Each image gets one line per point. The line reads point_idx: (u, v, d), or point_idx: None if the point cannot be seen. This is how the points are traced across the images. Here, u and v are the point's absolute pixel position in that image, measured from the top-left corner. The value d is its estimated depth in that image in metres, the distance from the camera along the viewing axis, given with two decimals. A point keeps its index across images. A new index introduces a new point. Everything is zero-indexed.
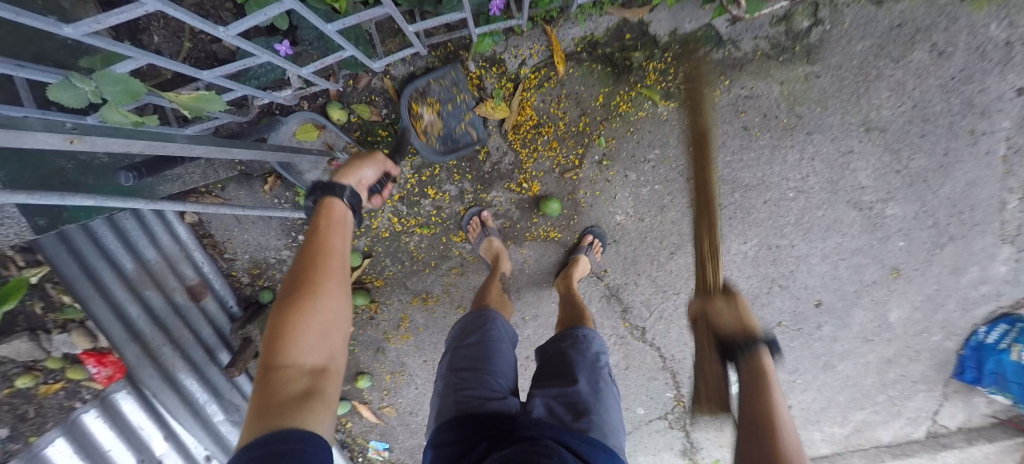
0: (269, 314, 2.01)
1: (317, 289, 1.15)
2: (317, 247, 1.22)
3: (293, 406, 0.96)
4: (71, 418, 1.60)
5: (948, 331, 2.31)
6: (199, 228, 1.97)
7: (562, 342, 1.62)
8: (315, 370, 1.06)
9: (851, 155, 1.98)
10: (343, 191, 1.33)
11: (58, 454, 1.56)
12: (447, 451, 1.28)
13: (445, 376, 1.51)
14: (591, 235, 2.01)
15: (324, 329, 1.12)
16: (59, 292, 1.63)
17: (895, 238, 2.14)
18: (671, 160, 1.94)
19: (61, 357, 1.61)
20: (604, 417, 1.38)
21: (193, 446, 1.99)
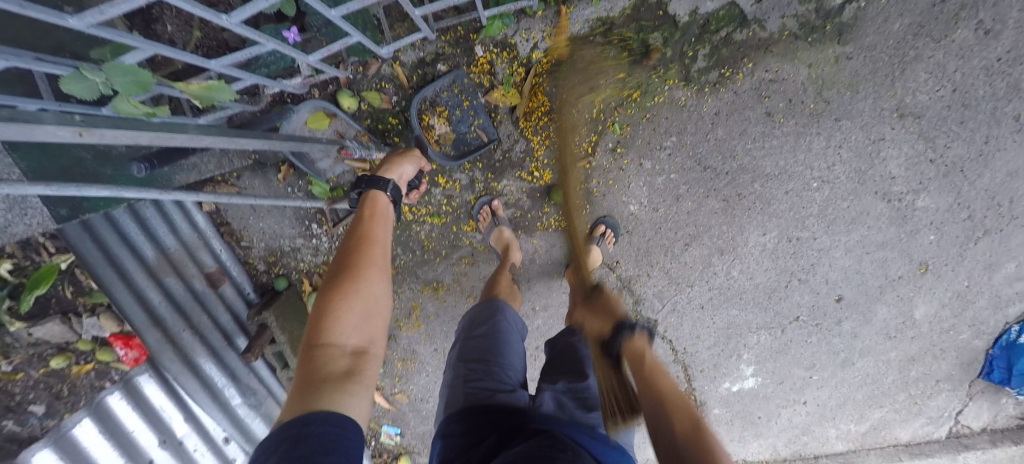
0: (284, 300, 2.03)
1: (360, 274, 1.24)
2: (362, 235, 1.34)
3: (336, 382, 1.02)
4: (95, 400, 1.75)
5: (978, 330, 2.21)
6: (216, 215, 2.01)
7: (570, 336, 1.60)
8: (356, 351, 1.12)
9: (882, 143, 1.87)
10: (387, 185, 1.48)
11: (84, 433, 1.72)
12: (455, 442, 1.27)
13: (454, 367, 1.50)
14: (604, 226, 1.95)
15: (365, 313, 1.18)
16: (86, 279, 1.82)
17: (926, 232, 2.03)
18: (689, 147, 1.86)
19: (91, 339, 1.85)
20: (616, 412, 1.35)
21: (212, 428, 2.02)
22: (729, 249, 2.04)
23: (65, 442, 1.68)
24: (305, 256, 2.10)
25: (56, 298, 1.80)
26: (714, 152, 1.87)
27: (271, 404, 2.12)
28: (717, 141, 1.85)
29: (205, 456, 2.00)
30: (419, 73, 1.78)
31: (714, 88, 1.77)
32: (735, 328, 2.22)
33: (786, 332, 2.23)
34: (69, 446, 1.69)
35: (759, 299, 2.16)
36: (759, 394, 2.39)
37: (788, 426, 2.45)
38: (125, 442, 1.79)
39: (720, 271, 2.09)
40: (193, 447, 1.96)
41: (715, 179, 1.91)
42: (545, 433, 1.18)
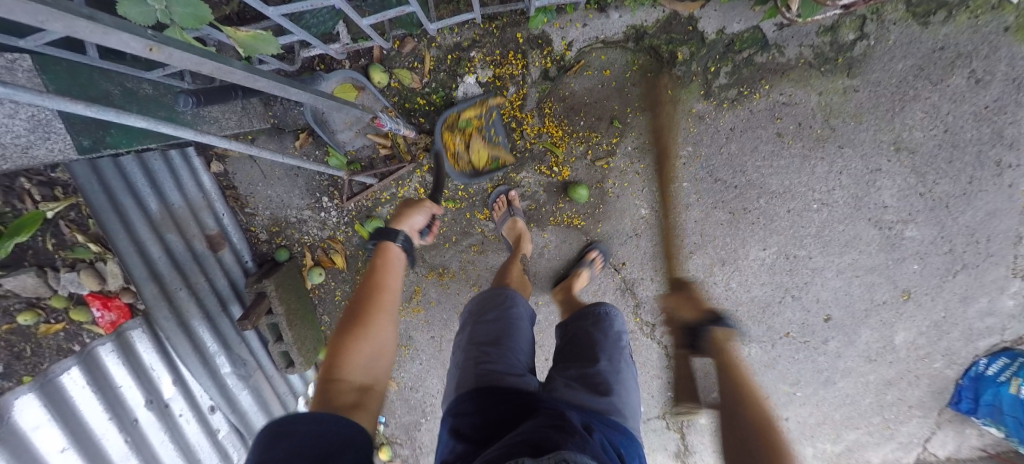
0: (283, 271, 2.02)
1: (370, 317, 1.26)
2: (372, 280, 1.35)
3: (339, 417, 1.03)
4: (87, 351, 1.66)
5: (950, 360, 2.35)
6: (222, 179, 1.96)
7: (580, 323, 1.61)
8: (359, 388, 1.14)
9: (878, 173, 2.00)
10: (398, 236, 1.45)
11: (71, 383, 1.62)
12: (466, 421, 1.27)
13: (466, 350, 1.51)
14: (594, 251, 2.04)
15: (371, 354, 1.20)
16: (72, 233, 1.70)
17: (911, 260, 2.17)
18: (703, 158, 1.94)
19: (66, 296, 1.71)
20: (625, 399, 1.37)
21: (198, 395, 1.93)
22: (730, 260, 2.13)
23: (50, 389, 1.58)
24: (311, 230, 2.09)
25: (31, 249, 1.66)
26: (725, 166, 1.96)
27: (260, 377, 2.05)
28: (729, 155, 1.94)
29: (189, 422, 1.90)
30: (452, 56, 1.82)
31: (731, 105, 1.87)
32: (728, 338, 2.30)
33: (775, 346, 2.33)
34: (54, 394, 1.59)
35: (754, 312, 2.24)
36: None
37: None
38: (110, 397, 1.70)
39: (720, 282, 2.17)
40: (178, 411, 1.87)
41: (724, 191, 2.00)
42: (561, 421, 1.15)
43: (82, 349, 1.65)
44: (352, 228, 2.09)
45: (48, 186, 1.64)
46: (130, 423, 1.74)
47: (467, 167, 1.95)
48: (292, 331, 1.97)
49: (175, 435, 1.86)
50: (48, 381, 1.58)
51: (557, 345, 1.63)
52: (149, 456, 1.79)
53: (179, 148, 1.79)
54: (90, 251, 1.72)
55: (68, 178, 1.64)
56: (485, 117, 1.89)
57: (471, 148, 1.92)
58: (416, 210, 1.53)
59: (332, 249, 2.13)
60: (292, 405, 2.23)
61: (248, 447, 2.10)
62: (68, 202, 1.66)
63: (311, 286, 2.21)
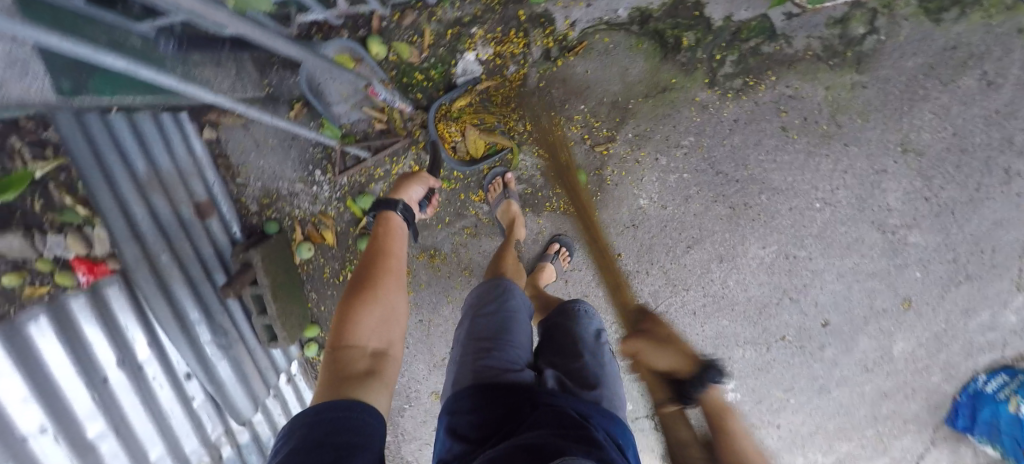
0: (273, 244, 1.98)
1: (379, 282, 1.29)
2: (378, 249, 1.40)
3: (358, 380, 1.06)
4: (55, 300, 1.37)
5: (947, 374, 2.28)
6: (214, 146, 1.98)
7: (565, 321, 1.56)
8: (375, 352, 1.16)
9: (883, 175, 1.96)
10: (398, 205, 1.54)
11: (41, 335, 1.30)
12: (465, 420, 1.20)
13: (465, 345, 1.44)
14: (558, 244, 2.03)
15: (383, 317, 1.23)
16: (61, 196, 1.57)
17: (913, 268, 2.11)
18: (705, 149, 1.91)
19: (53, 260, 1.49)
20: (613, 393, 1.32)
21: (176, 361, 1.72)
22: (728, 257, 2.07)
23: (18, 341, 1.25)
24: (302, 203, 2.07)
25: (20, 214, 1.51)
26: (727, 158, 1.92)
27: (241, 349, 1.97)
28: (732, 147, 1.90)
29: (163, 388, 1.66)
30: (453, 31, 1.81)
31: (736, 95, 1.84)
32: (723, 338, 2.21)
33: (770, 349, 2.26)
34: (22, 348, 1.26)
35: (751, 313, 2.18)
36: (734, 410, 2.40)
37: None
38: (81, 353, 1.40)
39: (717, 279, 2.11)
40: (152, 375, 1.63)
41: (724, 184, 1.95)
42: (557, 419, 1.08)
43: (46, 297, 1.36)
44: (344, 204, 2.06)
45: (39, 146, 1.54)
46: (101, 382, 1.45)
47: (463, 157, 1.92)
48: (276, 304, 1.92)
49: (150, 401, 1.60)
50: (17, 329, 1.25)
51: (543, 341, 1.58)
52: (121, 425, 1.49)
53: (173, 112, 1.77)
54: (79, 216, 1.58)
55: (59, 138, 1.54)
56: (481, 111, 1.88)
57: (467, 137, 1.89)
58: (413, 183, 1.66)
59: (323, 225, 2.10)
60: (273, 382, 2.15)
61: (224, 420, 1.90)
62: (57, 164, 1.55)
63: (301, 261, 2.19)
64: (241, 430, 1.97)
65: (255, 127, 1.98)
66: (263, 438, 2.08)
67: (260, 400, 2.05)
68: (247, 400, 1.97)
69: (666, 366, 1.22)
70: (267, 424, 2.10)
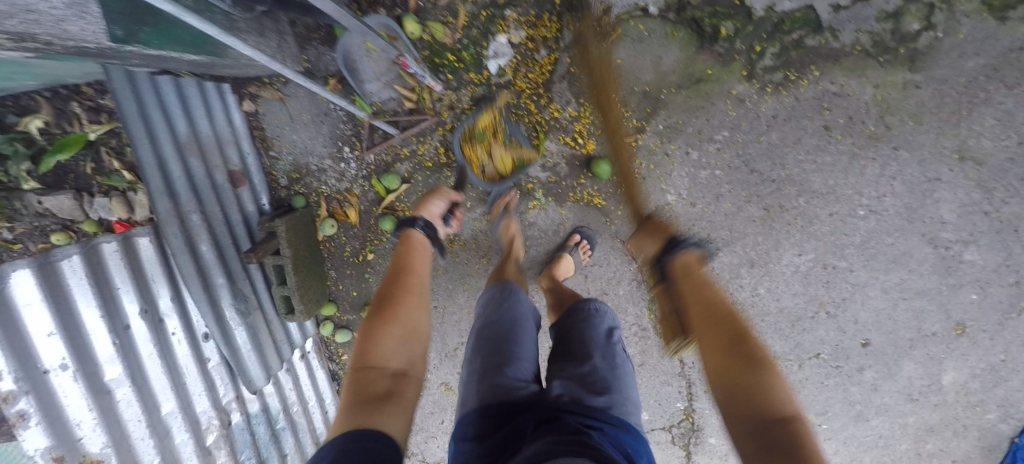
0: (297, 217, 2.01)
1: (400, 301, 1.35)
2: (401, 268, 1.48)
3: (376, 402, 1.06)
4: (92, 243, 1.55)
5: (1005, 412, 2.06)
6: (252, 119, 2.04)
7: (575, 322, 1.45)
8: (395, 373, 1.18)
9: (937, 184, 1.81)
10: (420, 221, 1.63)
11: (71, 270, 1.49)
12: (468, 446, 1.12)
13: (472, 362, 1.37)
14: (580, 235, 1.96)
15: (404, 336, 1.27)
16: (110, 160, 1.83)
17: (968, 289, 1.93)
18: (739, 145, 1.82)
19: (97, 222, 1.83)
20: (624, 397, 1.24)
21: (195, 319, 1.83)
22: (760, 263, 1.96)
23: (48, 271, 1.43)
24: (329, 180, 2.11)
25: (76, 174, 1.81)
26: (763, 156, 1.83)
27: (258, 317, 1.99)
28: (769, 144, 1.81)
29: (180, 344, 1.77)
30: (486, 13, 1.81)
31: (775, 89, 1.76)
32: None
33: (802, 367, 2.11)
34: (50, 277, 1.44)
35: (783, 325, 2.05)
36: None
37: None
38: (107, 295, 1.57)
39: (746, 285, 2.00)
40: (172, 330, 1.75)
41: (759, 184, 1.86)
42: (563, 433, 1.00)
43: (82, 241, 1.54)
44: (369, 183, 2.09)
45: (94, 111, 1.78)
46: (121, 327, 1.59)
47: (494, 177, 1.89)
48: (296, 277, 1.95)
49: (167, 355, 1.72)
50: (48, 262, 1.44)
51: (555, 343, 1.48)
52: (137, 371, 1.61)
53: (215, 82, 1.85)
54: (124, 181, 1.82)
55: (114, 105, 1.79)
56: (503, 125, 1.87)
57: (495, 156, 1.86)
58: (434, 198, 1.76)
59: (347, 203, 2.13)
60: (287, 356, 2.17)
61: (236, 387, 1.96)
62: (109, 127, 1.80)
63: (323, 237, 2.20)
64: (252, 398, 2.01)
65: (291, 102, 2.02)
66: (271, 410, 2.09)
67: (273, 371, 2.05)
68: (260, 370, 1.98)
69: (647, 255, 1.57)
70: (276, 396, 2.12)
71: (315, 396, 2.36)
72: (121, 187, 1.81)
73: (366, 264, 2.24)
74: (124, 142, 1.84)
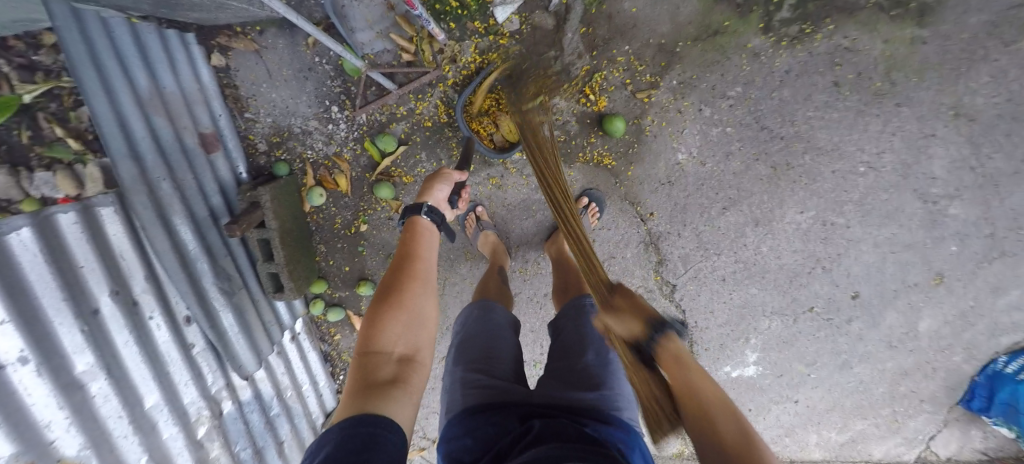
0: (282, 185, 1.83)
1: (405, 288, 1.27)
2: (407, 254, 1.38)
3: (382, 386, 1.04)
4: (44, 212, 1.20)
5: (970, 354, 2.21)
6: (222, 75, 1.80)
7: (573, 323, 1.43)
8: (400, 359, 1.14)
9: (931, 139, 1.85)
10: (422, 207, 1.46)
11: (23, 247, 1.14)
12: (459, 444, 1.08)
13: (453, 371, 1.31)
14: (588, 198, 1.91)
15: (408, 323, 1.21)
16: (50, 127, 1.58)
17: (950, 242, 2.01)
18: (751, 102, 1.80)
19: (39, 201, 1.56)
20: (618, 392, 1.18)
21: (175, 303, 1.57)
22: (764, 221, 1.98)
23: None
24: (316, 144, 1.92)
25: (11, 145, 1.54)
26: (774, 113, 1.81)
27: (243, 297, 1.82)
28: (780, 101, 1.80)
29: (161, 329, 1.51)
30: None
31: (791, 44, 1.73)
32: (749, 308, 2.17)
33: (797, 321, 2.19)
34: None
35: (780, 281, 2.11)
36: (754, 384, 2.35)
37: (774, 424, 2.44)
38: (69, 276, 1.25)
39: (750, 245, 2.03)
40: (149, 314, 1.47)
41: (768, 141, 1.85)
42: (554, 429, 0.98)
43: (31, 209, 1.19)
44: (361, 147, 1.92)
45: (28, 70, 1.54)
46: (90, 313, 1.29)
47: (500, 147, 1.83)
48: (284, 251, 1.79)
49: (147, 344, 1.45)
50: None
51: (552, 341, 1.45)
52: (112, 362, 1.33)
53: (178, 30, 1.62)
54: (69, 152, 1.58)
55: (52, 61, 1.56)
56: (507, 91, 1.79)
57: (501, 127, 1.79)
58: (438, 181, 1.56)
59: (337, 169, 1.96)
60: (277, 339, 2.02)
61: (225, 373, 1.75)
62: (47, 87, 1.55)
63: (309, 209, 2.03)
64: (243, 386, 1.83)
65: (269, 55, 1.81)
66: (265, 396, 1.93)
67: (263, 355, 1.90)
68: (250, 355, 1.83)
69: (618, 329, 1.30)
70: (268, 381, 1.96)
71: (311, 379, 2.24)
72: (67, 158, 1.55)
73: (359, 235, 2.09)
74: (67, 106, 1.60)
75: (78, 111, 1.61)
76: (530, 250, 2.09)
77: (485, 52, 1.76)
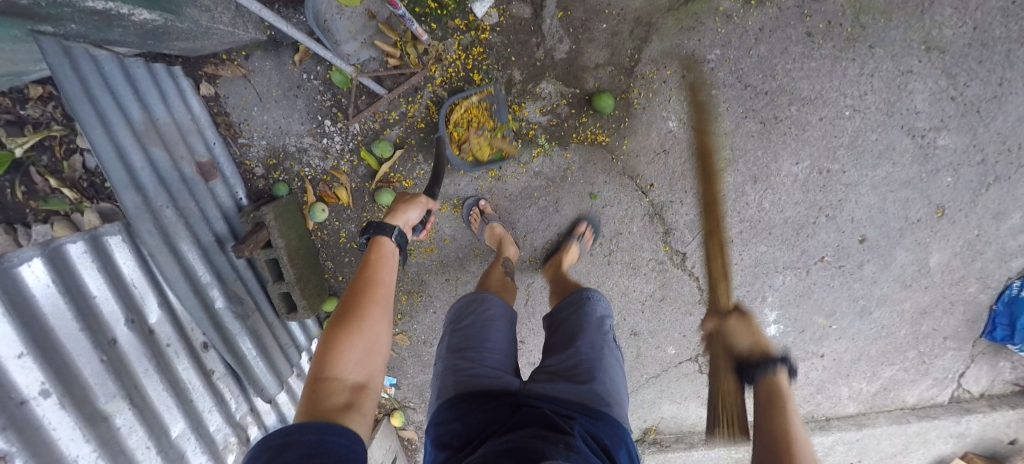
0: (283, 204, 1.84)
1: (364, 312, 1.26)
2: (366, 280, 1.37)
3: (336, 410, 1.02)
4: (53, 242, 1.19)
5: (984, 283, 2.23)
6: (213, 104, 1.84)
7: (570, 317, 1.42)
8: (355, 385, 1.12)
9: (909, 76, 1.90)
10: (393, 231, 1.53)
11: (33, 279, 1.12)
12: (448, 429, 1.13)
13: (444, 358, 1.34)
14: (582, 224, 2.00)
15: (366, 349, 1.19)
16: (44, 179, 1.58)
17: (944, 173, 2.04)
18: (731, 62, 1.85)
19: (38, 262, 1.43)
20: (608, 388, 1.20)
21: (190, 329, 1.56)
22: (762, 177, 2.01)
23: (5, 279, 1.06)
24: (313, 160, 1.95)
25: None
26: (755, 69, 1.86)
27: (258, 319, 1.82)
28: (759, 58, 1.85)
29: (180, 357, 1.48)
30: None
31: (760, 1, 1.79)
32: (761, 266, 2.18)
33: (810, 273, 2.20)
34: (12, 288, 1.07)
35: (788, 235, 2.12)
36: (778, 344, 2.34)
37: (804, 382, 2.42)
38: (85, 307, 1.24)
39: (752, 202, 2.05)
40: (166, 341, 1.46)
41: (754, 98, 1.90)
42: (541, 420, 1.03)
43: (39, 240, 1.17)
44: (358, 157, 1.95)
45: (17, 125, 1.55)
46: (107, 343, 1.27)
47: (469, 158, 1.89)
48: (293, 270, 1.79)
49: (167, 372, 1.42)
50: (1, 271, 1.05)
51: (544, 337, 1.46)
52: (134, 393, 1.30)
53: (165, 64, 1.65)
54: (65, 202, 1.58)
55: (39, 112, 1.57)
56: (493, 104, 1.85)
57: (471, 141, 1.86)
58: (410, 205, 1.64)
59: (336, 182, 1.97)
60: (296, 360, 2.00)
61: (248, 399, 1.72)
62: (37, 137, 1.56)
63: (313, 225, 2.04)
64: (267, 410, 1.81)
65: (257, 78, 1.84)
66: (290, 419, 1.92)
67: (284, 378, 1.88)
68: (271, 377, 1.80)
69: (739, 337, 1.43)
70: (291, 404, 1.95)
71: None
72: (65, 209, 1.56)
73: (365, 247, 2.09)
74: (59, 156, 1.62)
75: (70, 160, 1.63)
76: (538, 238, 2.09)
77: (469, 48, 1.81)
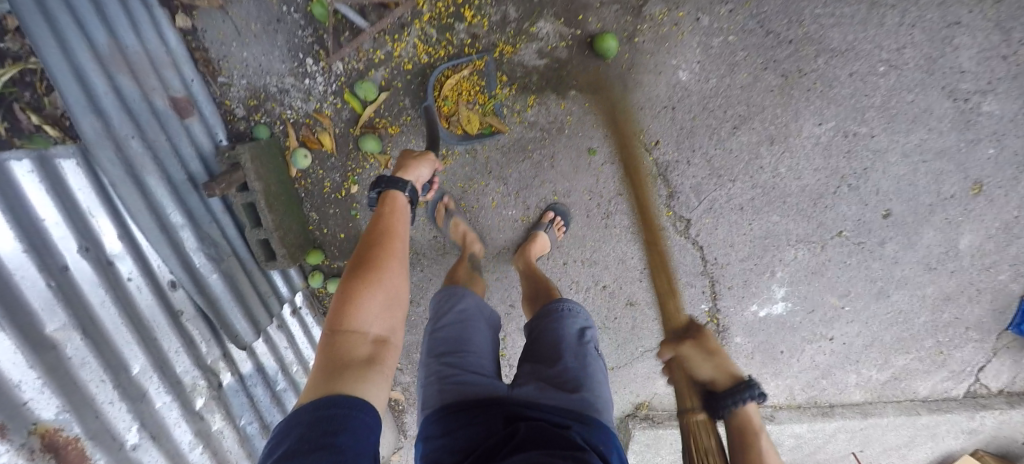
0: (259, 146, 1.73)
1: (383, 263, 1.16)
2: (383, 227, 1.27)
3: (356, 367, 0.95)
4: None
5: (1017, 271, 2.04)
6: (190, 38, 1.72)
7: (540, 323, 1.31)
8: (377, 339, 1.04)
9: (956, 28, 1.67)
10: (406, 186, 1.41)
11: None
12: (437, 445, 1.02)
13: (426, 365, 1.23)
14: (553, 213, 1.96)
15: (387, 301, 1.10)
16: (26, 116, 1.44)
17: (986, 143, 1.83)
18: (752, 4, 1.66)
19: None
20: (598, 395, 1.11)
21: (156, 266, 1.50)
22: (779, 139, 1.84)
23: None
24: (295, 102, 1.84)
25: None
26: (779, 13, 1.67)
27: (234, 263, 1.77)
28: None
29: (141, 293, 1.43)
30: None
31: None
32: (772, 238, 2.01)
33: (825, 248, 2.04)
34: None
35: (803, 205, 1.95)
36: (784, 323, 2.19)
37: (809, 366, 2.27)
38: (32, 231, 1.16)
39: (766, 167, 1.88)
40: (127, 275, 1.40)
41: (776, 47, 1.71)
42: (538, 431, 0.93)
43: None
44: (342, 100, 1.84)
45: None
46: (59, 271, 1.20)
47: (457, 131, 1.83)
48: (271, 215, 1.73)
49: (128, 306, 1.37)
50: None
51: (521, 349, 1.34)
52: (87, 323, 1.24)
53: None
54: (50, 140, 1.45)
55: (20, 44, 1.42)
56: (484, 75, 1.78)
57: (460, 113, 1.80)
58: (420, 162, 1.52)
59: (319, 127, 1.87)
60: (277, 311, 1.97)
61: (221, 343, 1.68)
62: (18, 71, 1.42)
63: (297, 173, 1.94)
64: (243, 358, 1.76)
65: (235, 11, 1.72)
66: (268, 369, 1.87)
67: (261, 326, 1.87)
68: (247, 325, 1.79)
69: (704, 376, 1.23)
70: (271, 355, 1.91)
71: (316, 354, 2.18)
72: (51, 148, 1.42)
73: (351, 198, 1.99)
74: (42, 93, 1.46)
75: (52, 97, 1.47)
76: (531, 196, 1.97)
77: None
